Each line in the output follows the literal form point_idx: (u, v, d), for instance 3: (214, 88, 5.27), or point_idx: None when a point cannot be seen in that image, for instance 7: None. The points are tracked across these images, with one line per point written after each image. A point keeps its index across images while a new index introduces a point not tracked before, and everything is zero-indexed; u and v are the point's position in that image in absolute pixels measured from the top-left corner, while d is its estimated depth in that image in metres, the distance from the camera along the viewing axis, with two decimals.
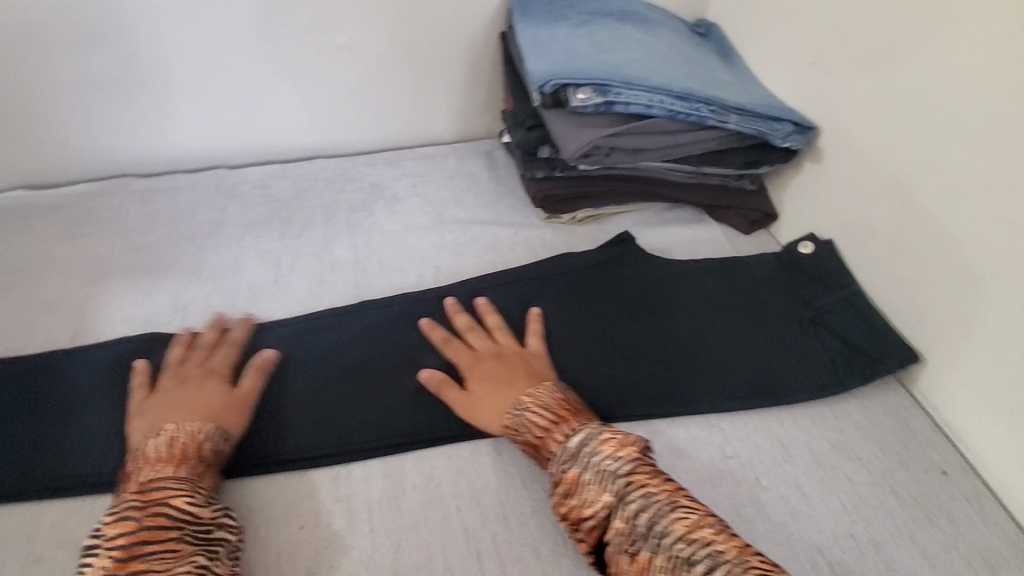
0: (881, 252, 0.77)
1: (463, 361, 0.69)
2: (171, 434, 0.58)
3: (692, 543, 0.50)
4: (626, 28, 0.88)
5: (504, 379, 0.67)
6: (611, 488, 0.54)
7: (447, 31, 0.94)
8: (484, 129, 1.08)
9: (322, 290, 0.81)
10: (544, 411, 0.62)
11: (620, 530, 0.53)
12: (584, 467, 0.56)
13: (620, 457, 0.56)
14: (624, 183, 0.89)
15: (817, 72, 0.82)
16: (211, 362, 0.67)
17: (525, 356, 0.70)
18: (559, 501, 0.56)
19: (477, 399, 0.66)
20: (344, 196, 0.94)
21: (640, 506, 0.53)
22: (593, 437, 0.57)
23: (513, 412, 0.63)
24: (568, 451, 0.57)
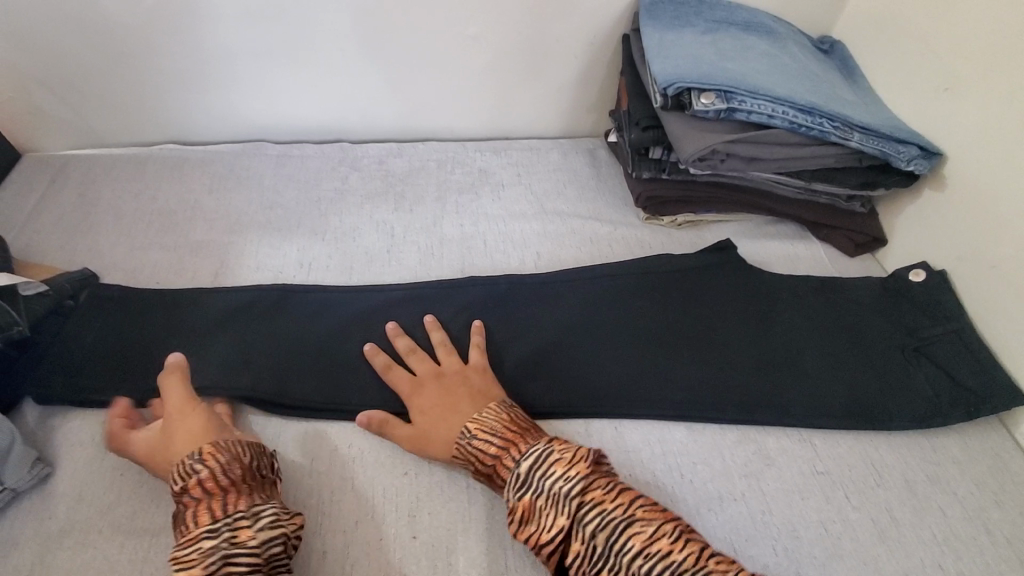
0: (1000, 288, 0.74)
1: (404, 389, 0.69)
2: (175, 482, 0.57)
3: (650, 557, 0.52)
4: (750, 39, 0.88)
5: (447, 405, 0.66)
6: (565, 511, 0.55)
7: (569, 29, 0.97)
8: (589, 127, 1.11)
9: (429, 262, 0.87)
10: (490, 436, 0.61)
11: (579, 551, 0.54)
12: (538, 493, 0.56)
13: (572, 476, 0.56)
14: (729, 192, 0.89)
15: (951, 97, 0.79)
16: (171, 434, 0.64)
17: (462, 378, 0.69)
18: (517, 528, 0.57)
19: (423, 428, 0.65)
20: (454, 178, 1.00)
21: (596, 525, 0.54)
22: (542, 458, 0.57)
23: (459, 440, 0.62)
24: (517, 478, 0.57)
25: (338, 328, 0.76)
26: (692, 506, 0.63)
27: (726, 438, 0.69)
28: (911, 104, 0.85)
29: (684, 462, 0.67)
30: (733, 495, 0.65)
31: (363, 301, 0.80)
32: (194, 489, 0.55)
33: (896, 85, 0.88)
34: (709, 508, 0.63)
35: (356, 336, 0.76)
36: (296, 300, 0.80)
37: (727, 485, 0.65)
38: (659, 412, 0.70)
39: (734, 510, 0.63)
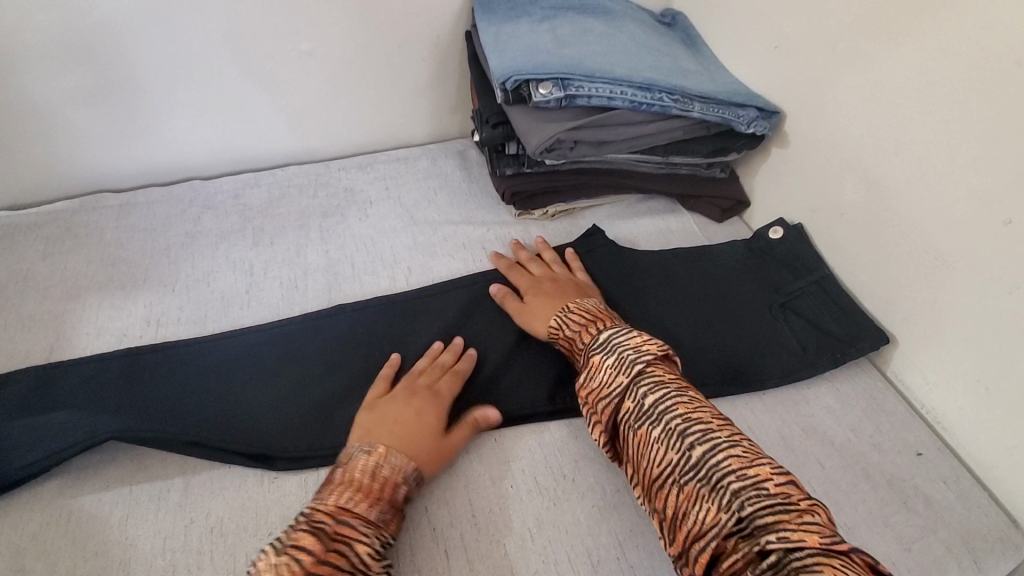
0: (848, 234, 0.76)
1: (522, 281, 0.78)
2: (380, 462, 0.57)
3: (688, 420, 0.53)
4: (588, 21, 0.88)
5: (556, 294, 0.74)
6: (626, 370, 0.58)
7: (410, 33, 0.94)
8: (456, 129, 1.08)
9: (294, 296, 0.81)
10: (586, 312, 0.68)
11: (629, 408, 0.56)
12: (608, 354, 0.60)
13: (642, 350, 0.59)
14: (592, 177, 0.89)
15: (780, 55, 0.81)
16: (437, 388, 0.67)
17: (576, 283, 0.77)
18: (582, 382, 0.61)
19: (530, 308, 0.74)
20: (317, 201, 0.95)
21: (649, 387, 0.56)
22: (623, 330, 0.62)
23: (558, 314, 0.70)
24: (598, 341, 0.62)
25: (192, 386, 0.70)
26: (577, 508, 0.61)
27: None
28: (749, 66, 0.87)
29: (567, 461, 0.65)
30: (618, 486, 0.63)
31: (221, 351, 0.74)
32: (394, 494, 0.57)
33: (733, 49, 0.89)
34: (595, 506, 0.61)
35: (213, 390, 0.70)
36: (143, 362, 0.73)
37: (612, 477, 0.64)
38: (537, 414, 0.68)
39: (620, 503, 0.62)
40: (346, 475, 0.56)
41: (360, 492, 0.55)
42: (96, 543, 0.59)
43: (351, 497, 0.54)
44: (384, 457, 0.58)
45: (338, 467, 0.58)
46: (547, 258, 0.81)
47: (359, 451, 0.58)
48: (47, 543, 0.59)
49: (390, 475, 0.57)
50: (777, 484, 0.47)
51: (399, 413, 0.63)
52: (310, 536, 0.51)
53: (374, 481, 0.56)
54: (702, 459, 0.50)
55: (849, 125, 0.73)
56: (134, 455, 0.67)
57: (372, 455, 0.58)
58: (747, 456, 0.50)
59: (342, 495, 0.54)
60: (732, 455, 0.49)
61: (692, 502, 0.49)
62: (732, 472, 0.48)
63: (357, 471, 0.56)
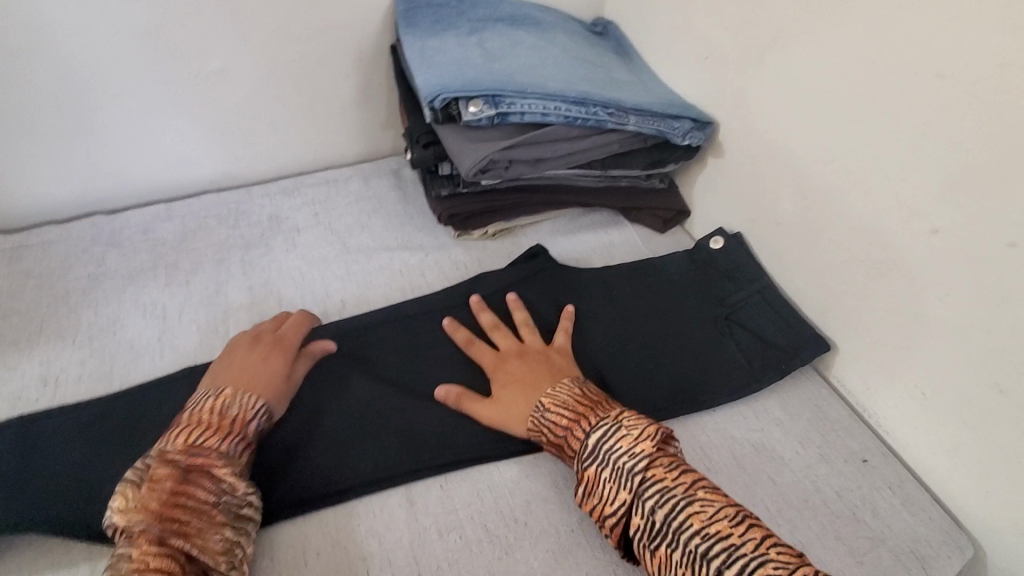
0: (785, 243, 0.76)
1: (486, 363, 0.70)
2: (231, 397, 0.59)
3: (707, 538, 0.50)
4: (517, 33, 0.85)
5: (526, 381, 0.67)
6: (627, 484, 0.55)
7: (331, 48, 0.88)
8: (388, 146, 1.03)
9: (214, 341, 0.74)
10: (563, 409, 0.61)
11: (639, 526, 0.54)
12: (602, 465, 0.56)
13: (637, 453, 0.55)
14: (532, 194, 0.86)
15: (711, 65, 0.81)
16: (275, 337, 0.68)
17: (546, 354, 0.70)
18: (582, 498, 0.58)
19: (501, 402, 0.66)
20: (238, 232, 0.87)
21: (656, 502, 0.53)
22: (610, 431, 0.57)
23: (535, 413, 0.63)
24: (587, 448, 0.58)
25: (96, 454, 0.63)
26: (531, 554, 0.58)
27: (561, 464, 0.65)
28: (682, 76, 0.86)
29: (518, 503, 0.62)
30: (573, 525, 0.60)
31: (131, 411, 0.66)
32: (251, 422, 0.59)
33: (664, 58, 0.88)
34: (550, 550, 0.58)
35: (122, 458, 0.63)
36: (37, 431, 0.64)
37: (566, 516, 0.61)
38: (484, 454, 0.64)
39: (575, 543, 0.59)
40: (191, 419, 0.56)
41: (210, 428, 0.56)
42: None
43: (207, 425, 0.56)
44: (232, 398, 0.59)
45: (184, 410, 0.58)
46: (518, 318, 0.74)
47: (202, 398, 0.59)
48: None
49: (243, 409, 0.58)
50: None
51: (244, 363, 0.64)
52: (169, 463, 0.52)
53: (227, 413, 0.57)
54: None
55: (780, 135, 0.73)
56: (29, 541, 0.58)
57: (221, 396, 0.59)
58: (776, 571, 0.48)
59: (191, 433, 0.54)
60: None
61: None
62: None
63: (207, 407, 0.57)
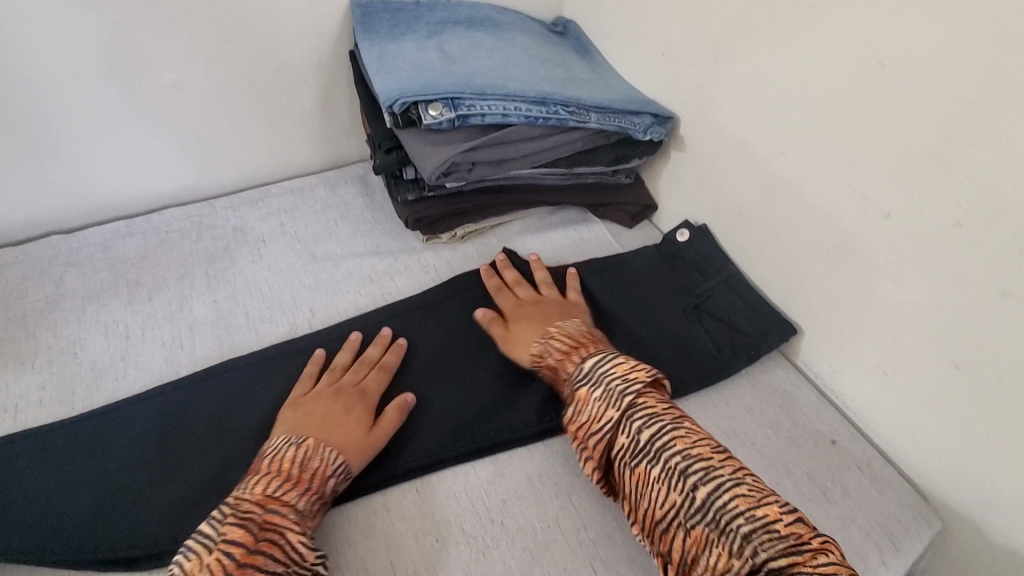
0: (748, 232, 0.78)
1: (504, 305, 0.76)
2: (310, 452, 0.57)
3: (687, 458, 0.53)
4: (476, 35, 0.85)
5: (537, 319, 0.72)
6: (617, 404, 0.57)
7: (289, 57, 0.87)
8: (354, 152, 1.02)
9: (179, 358, 0.73)
10: (567, 337, 0.67)
11: (623, 445, 0.55)
12: (596, 387, 0.59)
13: (631, 379, 0.58)
14: (498, 195, 0.86)
15: (668, 61, 0.82)
16: (363, 384, 0.67)
17: (562, 303, 0.75)
18: (572, 416, 0.60)
19: (512, 334, 0.72)
20: (202, 245, 0.86)
21: (642, 423, 0.55)
22: (607, 360, 0.61)
23: (539, 340, 0.69)
24: (584, 370, 0.61)
25: (58, 479, 0.61)
26: (508, 553, 0.58)
27: (536, 461, 0.65)
28: (641, 72, 0.87)
29: (494, 503, 0.62)
30: (549, 522, 0.60)
31: (94, 432, 0.65)
32: (324, 485, 0.56)
33: (623, 56, 0.89)
34: (526, 549, 0.58)
35: (86, 481, 0.61)
36: None
37: (542, 513, 0.61)
38: (459, 456, 0.64)
39: (552, 539, 0.59)
40: (275, 466, 0.56)
41: (289, 481, 0.54)
42: None
43: (279, 484, 0.54)
44: (314, 448, 0.58)
45: (262, 461, 0.57)
46: (538, 278, 0.79)
47: (285, 444, 0.58)
48: None
49: (320, 466, 0.57)
50: (787, 525, 0.48)
51: (324, 409, 0.63)
52: (239, 527, 0.49)
53: (304, 470, 0.56)
54: (706, 500, 0.50)
55: (737, 127, 0.75)
56: None
57: (301, 448, 0.57)
58: (752, 493, 0.50)
59: (270, 484, 0.54)
60: (737, 495, 0.50)
61: (703, 548, 0.49)
62: (740, 517, 0.49)
63: (286, 461, 0.56)
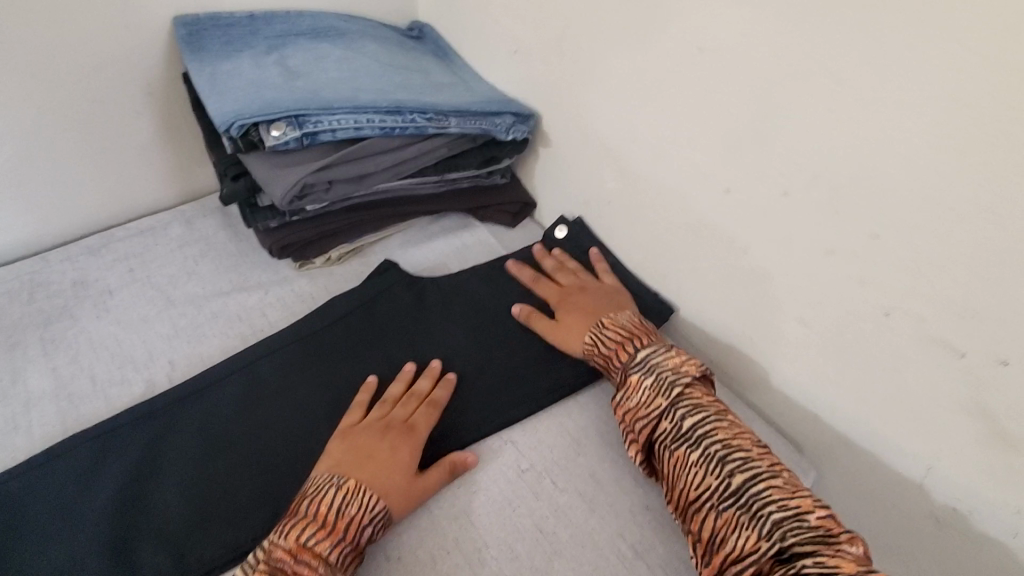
0: (619, 221, 0.79)
1: (553, 294, 0.77)
2: (351, 495, 0.55)
3: (728, 448, 0.56)
4: (322, 46, 0.81)
5: (595, 305, 0.73)
6: (664, 393, 0.60)
7: (110, 85, 0.78)
8: (211, 181, 0.94)
9: (10, 441, 0.63)
10: (620, 328, 0.68)
11: (667, 428, 0.58)
12: (647, 373, 0.62)
13: (681, 370, 0.61)
14: (369, 210, 0.82)
15: (521, 59, 0.81)
16: (411, 422, 0.64)
17: (606, 288, 0.76)
18: (620, 398, 0.62)
19: (564, 325, 0.73)
20: (33, 307, 0.75)
21: (689, 412, 0.58)
22: (661, 350, 0.63)
23: (594, 331, 0.69)
24: (637, 358, 0.63)
25: None
26: None
27: None
28: (499, 71, 0.86)
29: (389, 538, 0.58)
30: (449, 546, 0.58)
31: None
32: (356, 538, 0.54)
33: (481, 56, 0.88)
34: None
35: None
36: None
37: (441, 539, 0.59)
38: None
39: (451, 564, 0.57)
40: (312, 508, 0.54)
41: (323, 529, 0.53)
42: None
43: (308, 533, 0.52)
44: (355, 492, 0.56)
45: (300, 499, 0.56)
46: (572, 267, 0.80)
47: (328, 482, 0.56)
48: None
49: (357, 514, 0.54)
50: (819, 517, 0.50)
51: (373, 445, 0.60)
52: None
53: (340, 518, 0.54)
54: (742, 488, 0.53)
55: (594, 119, 0.76)
56: None
57: (341, 489, 0.55)
58: (787, 486, 0.53)
59: (304, 530, 0.52)
60: (771, 487, 0.52)
61: (732, 529, 0.52)
62: (773, 504, 0.51)
63: (323, 504, 0.54)
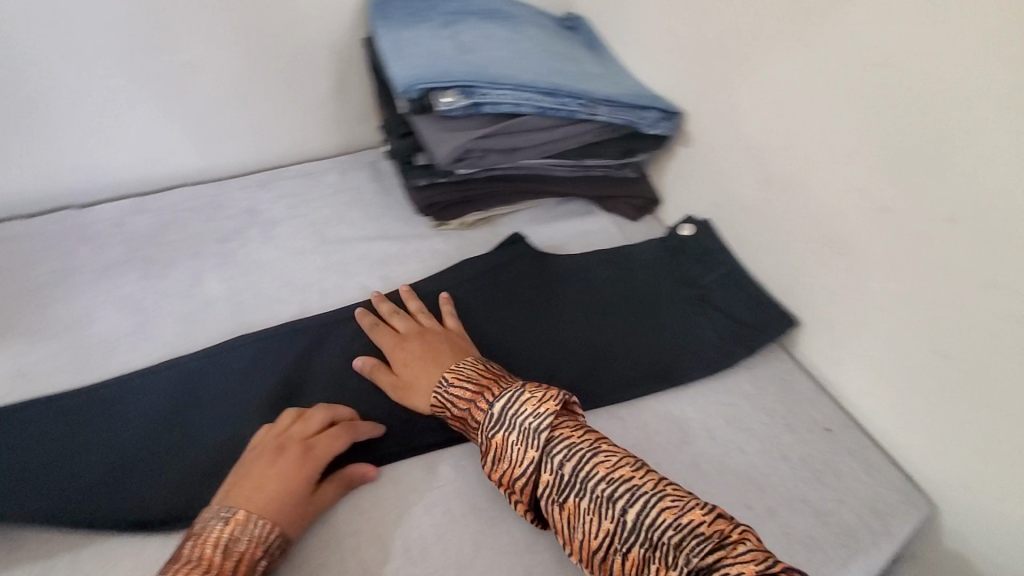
0: (750, 228, 0.80)
1: (386, 344, 0.70)
2: (241, 530, 0.51)
3: (611, 481, 0.53)
4: (489, 26, 0.87)
5: (427, 356, 0.68)
6: (534, 443, 0.56)
7: (305, 41, 0.89)
8: (365, 140, 1.03)
9: (192, 331, 0.74)
10: (464, 383, 0.63)
11: (548, 482, 0.55)
12: (510, 429, 0.57)
13: (542, 412, 0.57)
14: (507, 184, 0.88)
15: (677, 58, 0.84)
16: (314, 445, 0.60)
17: (447, 334, 0.71)
18: (493, 467, 0.58)
19: (404, 379, 0.67)
20: (213, 225, 0.87)
21: (564, 456, 0.55)
22: (514, 398, 0.58)
23: (438, 388, 0.64)
24: (492, 416, 0.58)
25: (76, 443, 0.62)
26: (513, 528, 0.60)
27: None
28: (650, 69, 0.89)
29: None
30: None
31: (109, 403, 0.66)
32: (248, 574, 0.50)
33: (633, 53, 0.92)
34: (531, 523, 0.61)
35: (100, 446, 0.62)
36: (8, 424, 0.63)
37: None
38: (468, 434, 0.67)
39: None
40: (197, 551, 0.50)
41: (210, 571, 0.49)
42: None
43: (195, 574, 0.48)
44: (244, 525, 0.52)
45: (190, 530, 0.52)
46: (411, 308, 0.74)
47: (215, 517, 0.52)
48: None
49: (248, 548, 0.51)
50: (710, 524, 0.50)
51: (262, 474, 0.56)
52: None
53: (228, 557, 0.50)
54: (637, 521, 0.51)
55: (742, 124, 0.77)
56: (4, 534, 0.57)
57: (230, 524, 0.52)
58: (676, 504, 0.52)
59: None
60: (664, 508, 0.51)
61: (640, 567, 0.50)
62: (669, 528, 0.50)
63: (214, 539, 0.51)
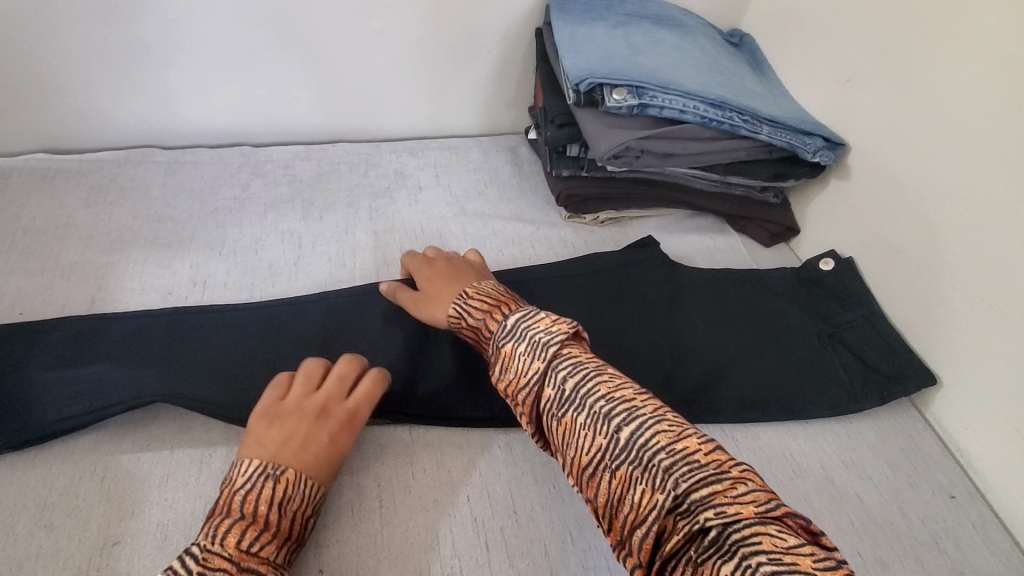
0: (897, 274, 0.77)
1: (413, 264, 0.74)
2: (294, 491, 0.53)
3: (611, 400, 0.51)
4: (661, 32, 0.88)
5: (453, 276, 0.71)
6: (541, 354, 0.55)
7: (479, 25, 0.93)
8: (510, 124, 1.08)
9: (341, 272, 0.81)
10: (486, 297, 0.64)
11: (549, 395, 0.53)
12: (519, 340, 0.56)
13: (553, 329, 0.56)
14: (646, 188, 0.89)
15: (851, 88, 0.81)
16: (359, 408, 0.60)
17: (472, 264, 0.74)
18: (498, 375, 0.57)
19: (427, 292, 0.70)
20: (367, 181, 0.94)
21: (568, 371, 0.53)
22: (531, 314, 0.58)
23: (458, 299, 0.66)
24: (506, 327, 0.58)
25: (240, 348, 0.70)
26: None
27: None
28: (816, 95, 0.87)
29: None
30: None
31: (270, 321, 0.73)
32: (298, 529, 0.52)
33: (800, 78, 0.90)
34: None
35: (259, 356, 0.69)
36: (187, 322, 0.71)
37: None
38: None
39: None
40: (248, 508, 0.50)
41: (265, 531, 0.50)
42: (134, 501, 0.58)
43: (254, 530, 0.49)
44: (294, 484, 0.53)
45: (234, 485, 0.52)
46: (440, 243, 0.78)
47: (262, 475, 0.52)
48: (80, 497, 0.58)
49: (299, 507, 0.53)
50: (706, 454, 0.47)
51: (308, 434, 0.57)
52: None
53: (283, 515, 0.51)
54: (630, 440, 0.48)
55: (913, 167, 0.73)
56: (175, 416, 0.65)
57: (281, 483, 0.52)
58: (672, 430, 0.48)
59: (244, 535, 0.49)
60: (658, 431, 0.48)
61: (627, 486, 0.47)
62: (662, 451, 0.47)
63: (266, 497, 0.51)
